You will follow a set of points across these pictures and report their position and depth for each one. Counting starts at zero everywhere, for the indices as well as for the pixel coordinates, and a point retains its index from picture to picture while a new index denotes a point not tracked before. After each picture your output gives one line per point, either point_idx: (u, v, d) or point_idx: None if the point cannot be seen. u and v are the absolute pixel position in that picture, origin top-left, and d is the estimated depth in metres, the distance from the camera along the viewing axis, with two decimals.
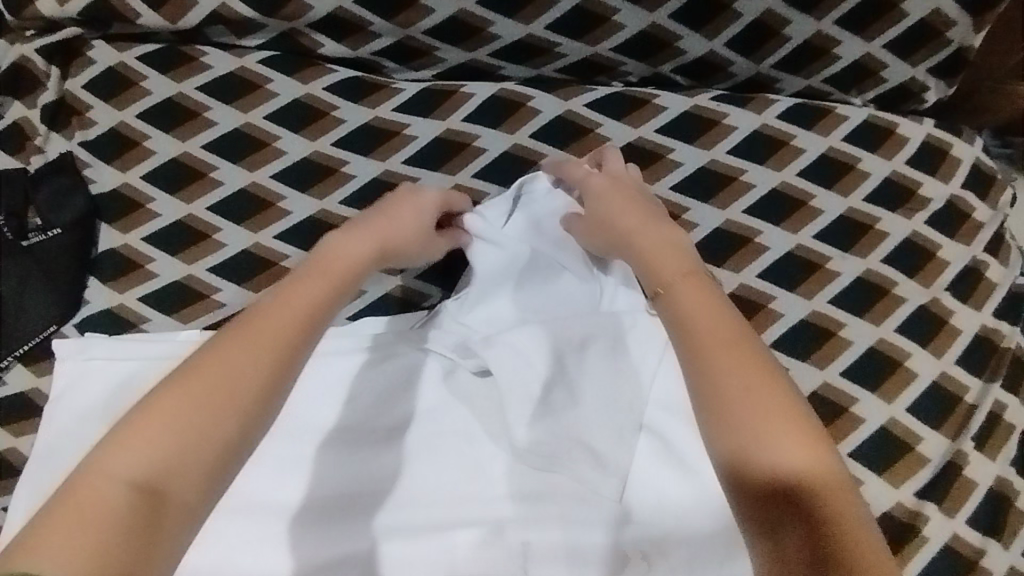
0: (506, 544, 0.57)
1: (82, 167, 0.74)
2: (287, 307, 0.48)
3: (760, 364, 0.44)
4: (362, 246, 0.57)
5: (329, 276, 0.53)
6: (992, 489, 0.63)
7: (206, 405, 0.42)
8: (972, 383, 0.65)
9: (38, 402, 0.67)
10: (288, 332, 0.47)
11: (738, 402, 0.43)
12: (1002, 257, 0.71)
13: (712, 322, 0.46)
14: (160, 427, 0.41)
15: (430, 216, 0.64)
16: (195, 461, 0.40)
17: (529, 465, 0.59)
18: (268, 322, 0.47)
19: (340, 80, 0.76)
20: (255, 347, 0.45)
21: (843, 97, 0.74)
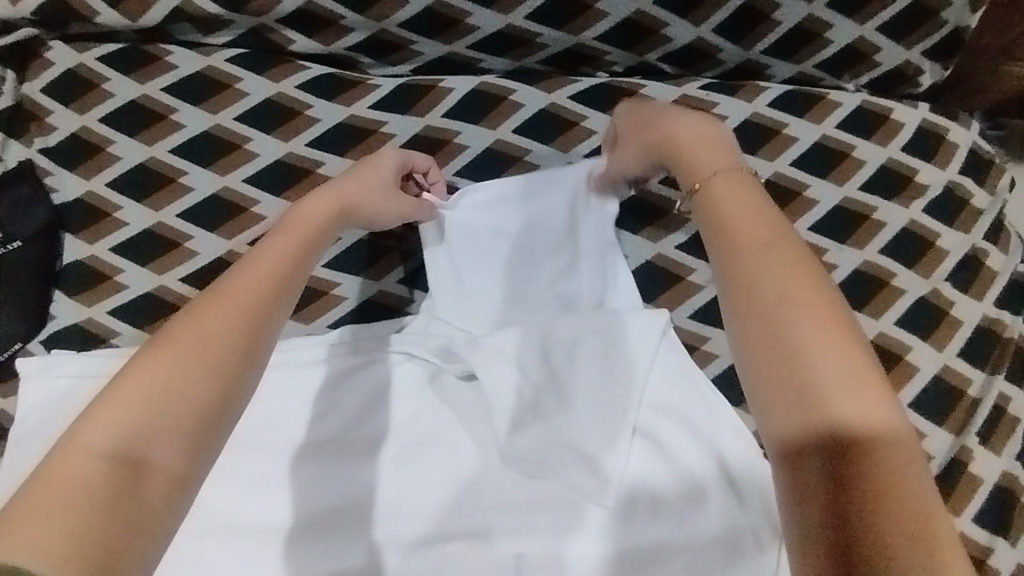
0: (497, 556, 0.54)
1: (44, 175, 0.70)
2: (264, 268, 0.46)
3: (813, 285, 0.41)
4: (330, 210, 0.55)
5: (301, 237, 0.51)
6: (998, 485, 0.61)
7: (184, 367, 0.39)
8: (975, 375, 0.63)
9: (4, 424, 0.64)
10: (265, 291, 0.45)
11: (770, 300, 0.41)
12: (1002, 244, 0.69)
13: (750, 224, 0.44)
14: (135, 395, 0.38)
15: (392, 172, 0.62)
16: (168, 427, 0.38)
17: (518, 472, 0.57)
18: (244, 280, 0.45)
19: (313, 77, 0.72)
20: (232, 305, 0.42)
21: (835, 82, 0.72)
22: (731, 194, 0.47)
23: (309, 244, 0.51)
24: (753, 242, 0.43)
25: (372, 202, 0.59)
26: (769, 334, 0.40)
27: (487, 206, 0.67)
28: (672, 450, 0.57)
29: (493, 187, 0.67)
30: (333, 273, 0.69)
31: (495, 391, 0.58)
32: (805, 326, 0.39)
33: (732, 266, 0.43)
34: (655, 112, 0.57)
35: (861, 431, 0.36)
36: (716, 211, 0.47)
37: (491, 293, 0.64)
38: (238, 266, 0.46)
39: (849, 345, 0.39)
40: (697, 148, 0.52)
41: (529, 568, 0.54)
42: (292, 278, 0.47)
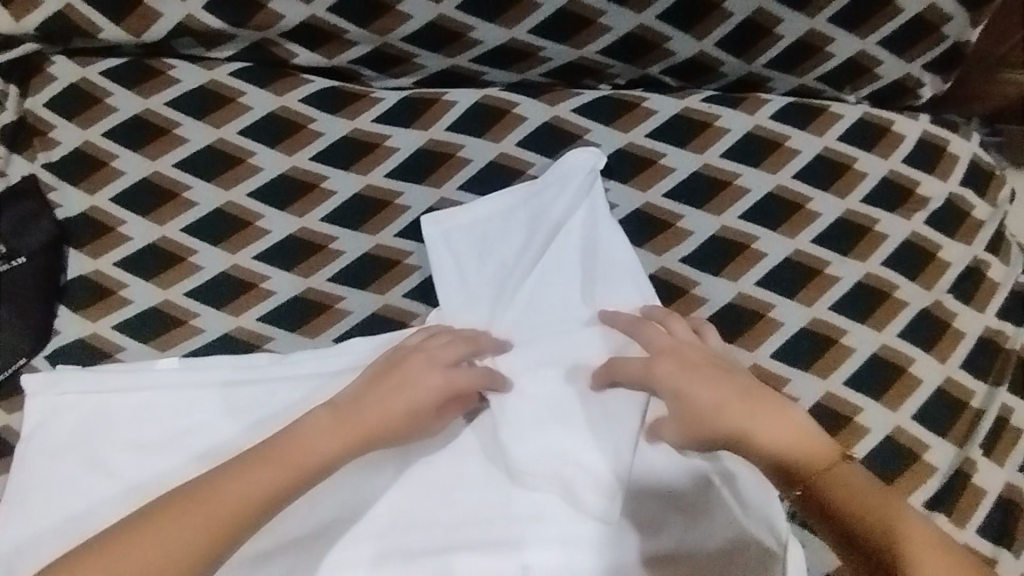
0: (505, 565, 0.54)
1: (47, 190, 0.70)
2: (251, 487, 0.47)
3: (775, 406, 0.47)
4: (337, 443, 0.50)
5: (348, 430, 0.51)
6: (1001, 497, 0.61)
7: (195, 529, 0.44)
8: (978, 387, 0.64)
9: (8, 441, 0.64)
10: (239, 511, 0.46)
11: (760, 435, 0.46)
12: (1003, 256, 0.70)
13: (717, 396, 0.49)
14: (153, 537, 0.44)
15: (439, 379, 0.55)
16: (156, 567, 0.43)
17: (525, 484, 0.57)
18: (220, 498, 0.46)
19: (317, 90, 0.72)
20: (196, 519, 0.45)
21: (837, 94, 0.72)
22: (692, 369, 0.51)
23: (294, 480, 0.48)
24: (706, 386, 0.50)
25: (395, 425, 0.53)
26: (750, 447, 0.46)
27: (494, 218, 0.66)
28: (675, 451, 0.57)
29: (504, 199, 0.67)
30: (337, 288, 0.67)
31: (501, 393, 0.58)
32: (758, 420, 0.46)
33: (679, 400, 0.50)
34: (678, 330, 0.57)
35: (816, 468, 0.43)
36: (676, 383, 0.51)
37: (499, 299, 0.62)
38: (230, 471, 0.47)
39: (810, 440, 0.44)
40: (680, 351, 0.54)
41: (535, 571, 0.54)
42: (279, 499, 0.47)
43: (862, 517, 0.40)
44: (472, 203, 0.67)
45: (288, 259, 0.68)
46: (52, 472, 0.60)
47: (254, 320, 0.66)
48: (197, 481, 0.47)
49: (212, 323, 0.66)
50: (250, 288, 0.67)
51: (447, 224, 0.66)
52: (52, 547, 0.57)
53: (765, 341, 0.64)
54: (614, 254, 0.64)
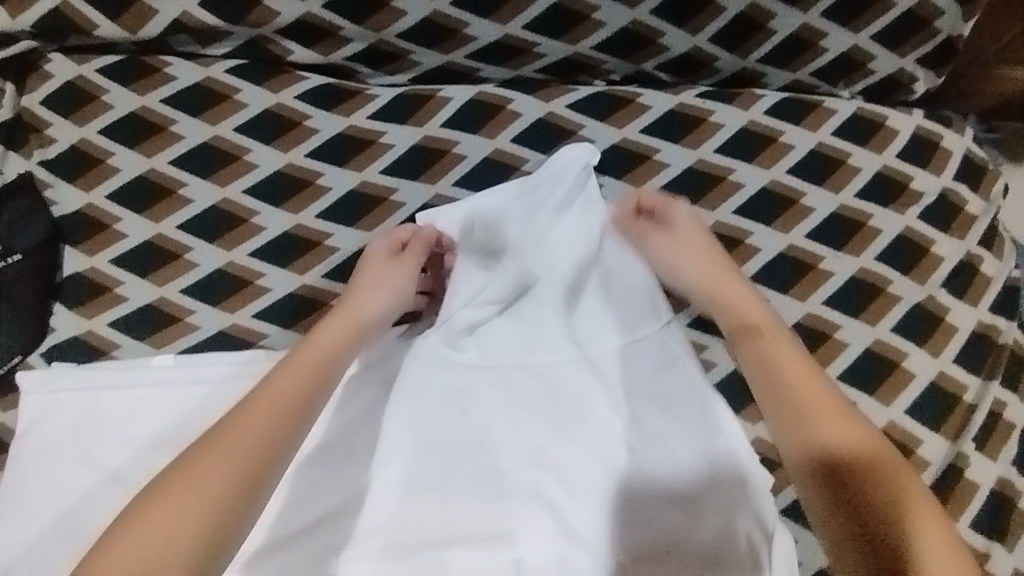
0: (498, 558, 0.53)
1: (43, 188, 0.70)
2: (264, 415, 0.48)
3: (822, 389, 0.54)
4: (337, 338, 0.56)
5: (347, 324, 0.58)
6: (994, 491, 0.61)
7: (258, 428, 0.48)
8: (971, 382, 0.64)
9: (4, 438, 0.64)
10: (264, 434, 0.47)
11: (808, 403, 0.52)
12: (996, 250, 0.70)
13: (781, 353, 0.56)
14: (220, 455, 0.46)
15: (384, 248, 0.64)
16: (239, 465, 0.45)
17: (519, 476, 0.57)
18: (235, 436, 0.47)
19: (312, 87, 0.73)
20: (226, 459, 0.45)
21: (831, 90, 0.72)
22: (784, 358, 0.55)
23: (320, 375, 0.53)
24: (800, 379, 0.54)
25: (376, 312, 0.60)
26: (788, 407, 0.53)
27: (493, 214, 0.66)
28: (672, 450, 0.57)
29: (503, 195, 0.66)
30: (333, 284, 0.67)
31: (499, 393, 0.59)
32: (835, 429, 0.51)
33: (723, 311, 0.60)
34: (687, 230, 0.64)
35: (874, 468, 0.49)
36: (773, 373, 0.55)
37: (496, 292, 0.62)
38: (258, 388, 0.51)
39: (846, 418, 0.52)
40: (734, 288, 0.61)
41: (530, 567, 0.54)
42: (295, 415, 0.49)
43: (889, 516, 0.47)
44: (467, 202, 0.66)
45: (283, 256, 0.68)
46: (48, 468, 0.60)
47: (249, 316, 0.67)
48: (204, 437, 0.47)
49: (207, 319, 0.66)
50: (245, 284, 0.67)
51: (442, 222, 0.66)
52: (50, 542, 0.58)
53: None
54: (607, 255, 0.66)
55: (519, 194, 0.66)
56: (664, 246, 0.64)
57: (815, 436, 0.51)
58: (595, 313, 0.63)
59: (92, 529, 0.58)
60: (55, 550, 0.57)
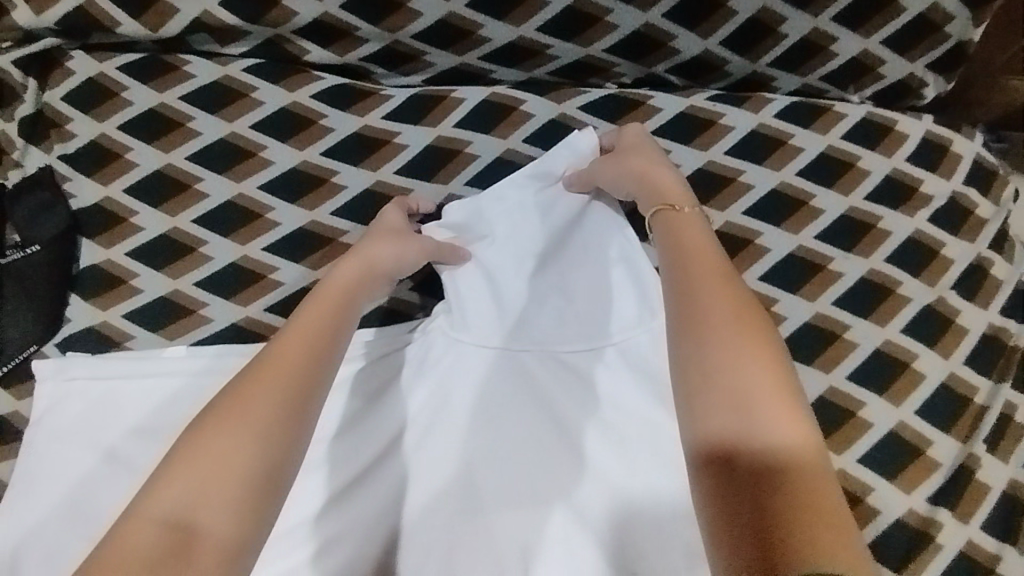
0: (502, 546, 0.53)
1: (62, 181, 0.71)
2: (298, 346, 0.49)
3: (739, 311, 0.48)
4: (353, 274, 0.58)
5: (361, 267, 0.59)
6: (1006, 494, 0.61)
7: (311, 351, 0.50)
8: (982, 383, 0.64)
9: (17, 426, 0.65)
10: (311, 351, 0.50)
11: (711, 326, 0.48)
12: (1007, 254, 0.70)
13: (701, 260, 0.52)
14: (276, 375, 0.47)
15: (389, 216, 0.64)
16: (286, 380, 0.47)
17: (522, 462, 0.56)
18: (272, 367, 0.48)
19: (328, 86, 0.74)
20: (282, 375, 0.47)
21: (841, 94, 0.73)
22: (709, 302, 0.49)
23: (341, 306, 0.55)
24: (709, 305, 0.49)
25: (391, 252, 0.61)
26: (694, 325, 0.48)
27: (508, 213, 0.65)
28: (676, 460, 0.54)
29: (517, 194, 0.66)
30: None
31: (503, 393, 0.59)
32: (744, 352, 0.46)
33: (670, 246, 0.54)
34: (629, 135, 0.65)
35: (790, 445, 0.42)
36: (686, 296, 0.50)
37: (508, 286, 0.63)
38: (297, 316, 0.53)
39: (767, 361, 0.46)
40: (667, 181, 0.59)
41: (535, 560, 0.53)
42: (331, 337, 0.52)
43: (804, 493, 0.39)
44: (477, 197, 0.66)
45: (298, 251, 0.69)
46: (59, 457, 0.61)
47: (262, 310, 0.67)
48: (239, 374, 0.48)
49: (220, 312, 0.67)
50: (259, 279, 0.68)
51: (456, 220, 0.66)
52: (63, 529, 0.58)
53: None
54: (614, 253, 0.63)
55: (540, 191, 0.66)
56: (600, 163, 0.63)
57: (735, 387, 0.45)
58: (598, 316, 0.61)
59: (103, 520, 0.58)
60: (66, 541, 0.58)
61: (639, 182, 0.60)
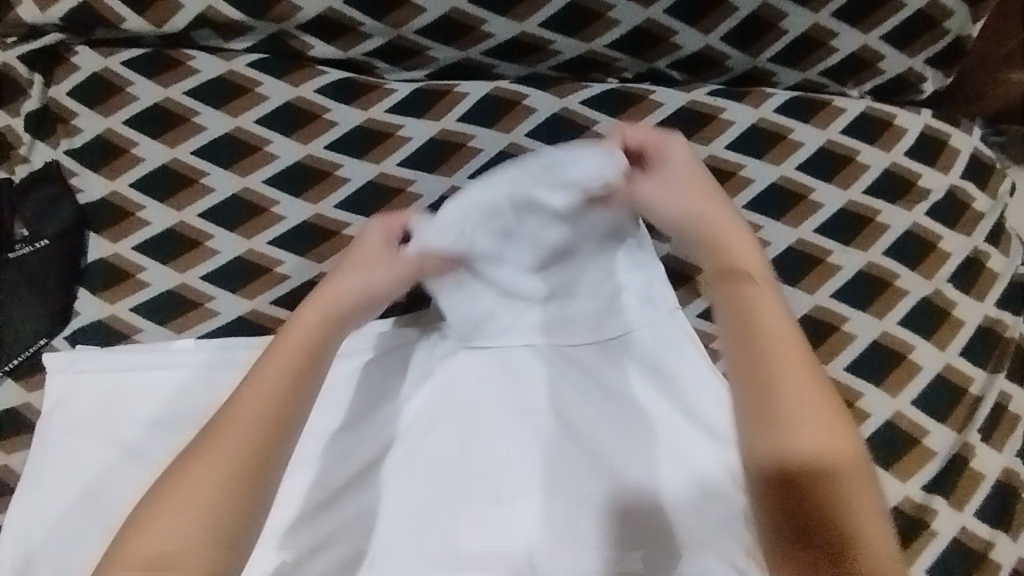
0: (507, 535, 0.56)
1: (68, 175, 0.72)
2: (271, 384, 0.49)
3: (808, 374, 0.48)
4: (318, 320, 0.55)
5: (335, 301, 0.56)
6: (1000, 482, 0.62)
7: (269, 403, 0.48)
8: (978, 374, 0.65)
9: (28, 417, 0.65)
10: (269, 400, 0.48)
11: (780, 388, 0.47)
12: (1003, 247, 0.71)
13: (767, 314, 0.50)
14: (233, 431, 0.46)
15: (389, 240, 0.60)
16: (239, 439, 0.46)
17: (536, 452, 0.59)
18: (243, 408, 0.48)
19: (332, 81, 0.74)
20: (235, 432, 0.46)
21: (840, 89, 0.74)
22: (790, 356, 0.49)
23: (313, 345, 0.53)
24: (781, 365, 0.48)
25: (359, 287, 0.58)
26: (764, 384, 0.48)
27: None
28: (684, 450, 0.57)
29: None
30: None
31: (507, 397, 0.61)
32: (815, 417, 0.46)
33: (734, 295, 0.52)
34: (677, 158, 0.58)
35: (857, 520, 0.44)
36: (755, 350, 0.49)
37: None
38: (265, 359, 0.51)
39: (839, 425, 0.46)
40: (730, 226, 0.55)
41: (540, 548, 0.55)
42: (297, 382, 0.50)
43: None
44: None
45: (304, 244, 0.70)
46: (70, 447, 0.61)
47: (269, 303, 0.68)
48: (203, 431, 0.48)
49: (227, 305, 0.68)
50: (265, 272, 0.69)
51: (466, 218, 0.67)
52: (76, 518, 0.59)
53: None
54: (620, 256, 0.63)
55: None
56: (655, 188, 0.57)
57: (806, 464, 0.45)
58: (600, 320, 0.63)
59: (115, 509, 0.59)
60: (81, 530, 0.59)
61: (697, 218, 0.56)
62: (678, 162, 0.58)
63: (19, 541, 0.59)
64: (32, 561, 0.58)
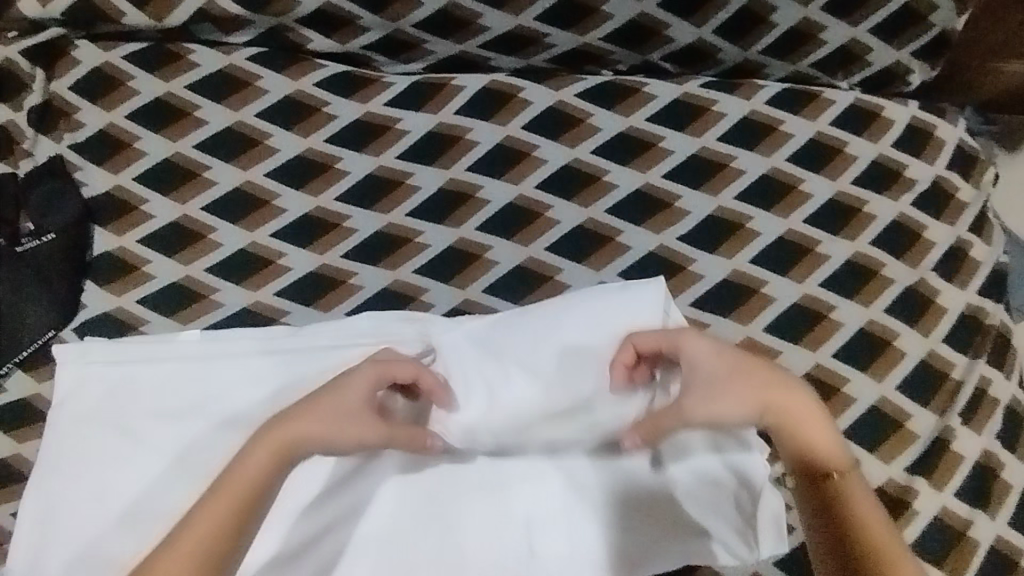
0: (512, 530, 0.60)
1: (72, 170, 0.73)
2: (202, 533, 0.48)
3: (877, 524, 0.48)
4: (265, 466, 0.50)
5: (314, 412, 0.53)
6: (978, 463, 0.64)
7: (224, 522, 0.48)
8: (959, 359, 0.67)
9: (38, 406, 0.67)
10: (223, 521, 0.49)
11: (858, 545, 0.47)
12: (986, 236, 0.73)
13: (832, 461, 0.50)
14: (186, 548, 0.47)
15: (368, 389, 0.55)
16: (191, 559, 0.47)
17: (552, 449, 0.61)
18: (172, 558, 0.47)
19: (331, 74, 0.75)
20: (186, 549, 0.47)
21: (831, 81, 0.75)
22: (862, 500, 0.49)
23: (280, 458, 0.51)
24: (855, 521, 0.48)
25: (318, 435, 0.52)
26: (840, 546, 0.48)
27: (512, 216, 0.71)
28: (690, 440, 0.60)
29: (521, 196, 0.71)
30: (351, 263, 0.70)
31: (502, 402, 0.61)
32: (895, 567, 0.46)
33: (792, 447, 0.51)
34: (705, 350, 0.54)
35: None
36: (826, 503, 0.49)
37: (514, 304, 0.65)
38: (234, 464, 0.51)
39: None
40: (788, 395, 0.52)
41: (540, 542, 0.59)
42: (256, 501, 0.50)
43: None
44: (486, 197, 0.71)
45: (305, 236, 0.71)
46: (80, 437, 0.63)
47: (272, 294, 0.69)
48: (165, 539, 0.49)
49: (230, 297, 0.69)
50: (268, 264, 0.70)
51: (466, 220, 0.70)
52: (91, 505, 0.61)
53: (757, 316, 0.67)
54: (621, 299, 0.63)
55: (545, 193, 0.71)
56: (703, 399, 0.53)
57: None
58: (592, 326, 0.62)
59: (128, 496, 0.61)
60: (97, 517, 0.61)
61: (758, 406, 0.52)
62: (711, 359, 0.54)
63: (35, 526, 0.61)
64: (48, 545, 0.61)
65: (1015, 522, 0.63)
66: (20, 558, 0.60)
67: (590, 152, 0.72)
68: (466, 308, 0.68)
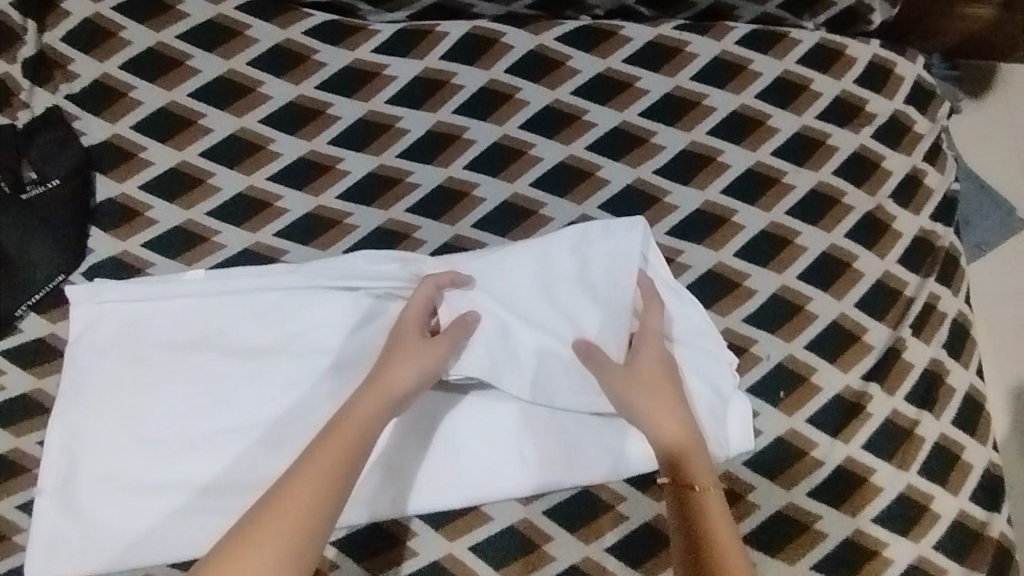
0: (508, 451, 0.65)
1: (71, 120, 0.76)
2: (325, 462, 0.51)
3: (718, 516, 0.53)
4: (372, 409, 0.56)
5: (413, 357, 0.60)
6: (926, 369, 0.71)
7: (349, 449, 0.53)
8: (911, 278, 0.73)
9: (53, 344, 0.71)
10: (347, 446, 0.53)
11: (704, 526, 0.52)
12: (939, 165, 0.78)
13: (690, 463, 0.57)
14: (320, 468, 0.50)
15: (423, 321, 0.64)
16: (324, 473, 0.50)
17: (550, 382, 0.65)
18: (307, 474, 0.50)
19: (318, 24, 0.78)
20: (322, 465, 0.50)
21: (797, 21, 0.80)
22: (718, 514, 0.53)
23: (384, 402, 0.57)
24: (706, 508, 0.53)
25: (413, 372, 0.59)
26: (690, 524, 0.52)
27: (495, 153, 0.74)
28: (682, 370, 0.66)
29: (505, 133, 0.75)
30: (345, 204, 0.73)
31: (494, 330, 0.66)
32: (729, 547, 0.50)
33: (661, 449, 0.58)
34: (648, 355, 0.63)
35: None
36: (683, 492, 0.55)
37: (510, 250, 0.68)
38: (345, 411, 0.56)
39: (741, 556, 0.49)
40: (666, 401, 0.60)
41: (535, 459, 0.65)
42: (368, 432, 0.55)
43: None
44: (471, 134, 0.75)
45: (300, 179, 0.74)
46: (99, 369, 0.67)
47: (271, 235, 0.73)
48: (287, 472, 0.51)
49: (232, 239, 0.73)
50: (266, 207, 0.73)
51: (453, 161, 0.74)
52: (115, 431, 0.66)
53: (726, 242, 0.72)
54: (616, 241, 0.67)
55: (529, 133, 0.75)
56: (614, 382, 0.62)
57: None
58: (576, 258, 0.67)
59: (148, 421, 0.66)
60: (121, 442, 0.65)
61: (648, 407, 0.60)
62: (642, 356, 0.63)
63: (61, 450, 0.66)
64: (77, 466, 0.65)
65: (956, 421, 0.70)
66: (53, 479, 0.65)
67: (569, 93, 0.76)
68: (457, 243, 0.72)
